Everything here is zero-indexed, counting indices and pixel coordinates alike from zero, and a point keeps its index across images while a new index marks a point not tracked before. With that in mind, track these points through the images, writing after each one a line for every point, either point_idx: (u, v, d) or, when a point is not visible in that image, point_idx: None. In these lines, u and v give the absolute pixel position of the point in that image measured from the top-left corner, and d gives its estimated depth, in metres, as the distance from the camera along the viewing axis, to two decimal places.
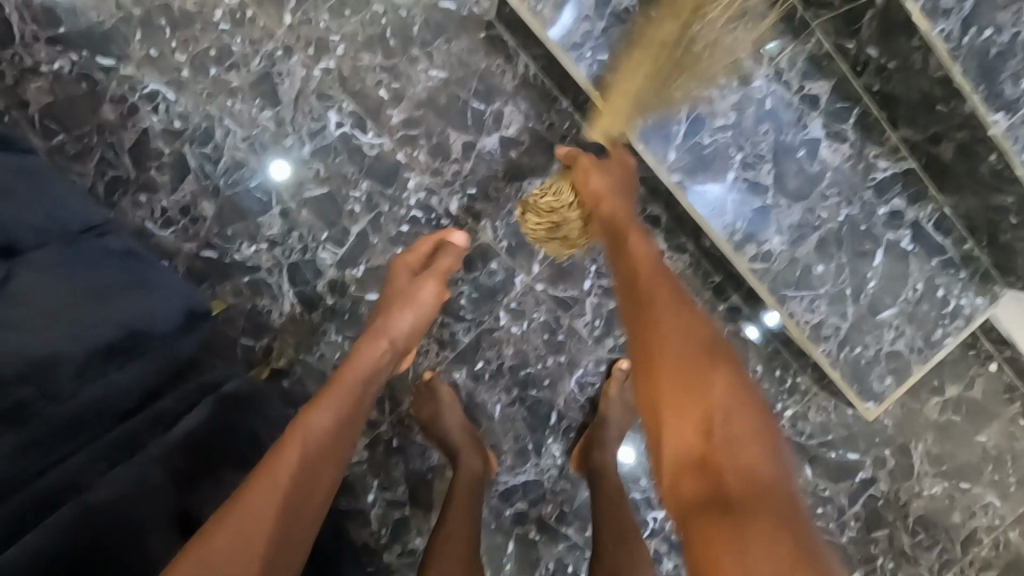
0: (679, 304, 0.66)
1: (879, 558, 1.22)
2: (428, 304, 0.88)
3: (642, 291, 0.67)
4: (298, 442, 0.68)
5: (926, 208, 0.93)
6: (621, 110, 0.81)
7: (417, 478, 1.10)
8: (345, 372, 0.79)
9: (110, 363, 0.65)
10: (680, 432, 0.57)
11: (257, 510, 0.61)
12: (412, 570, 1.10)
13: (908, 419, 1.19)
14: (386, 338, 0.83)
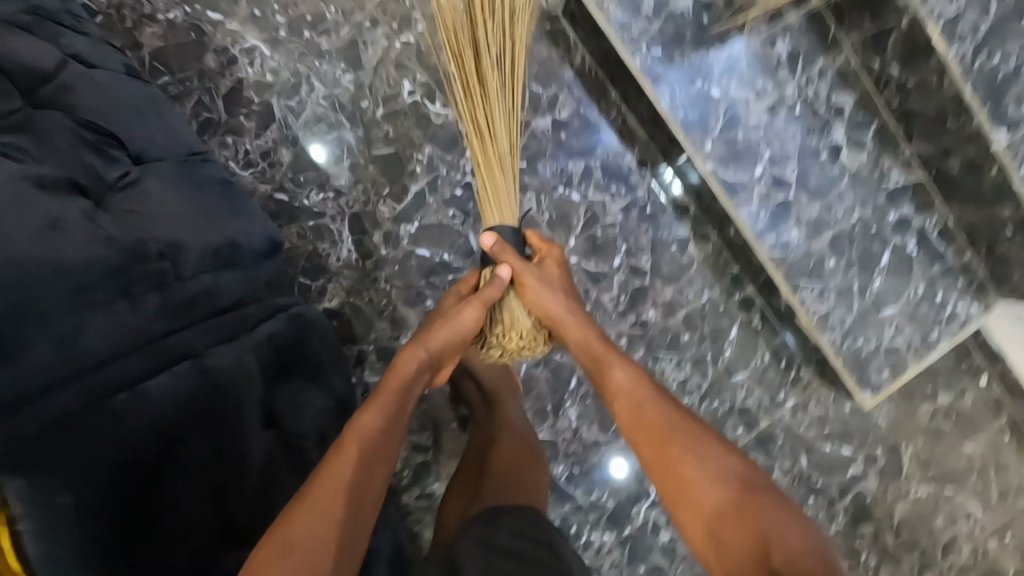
0: (671, 424, 0.81)
1: (863, 553, 1.30)
2: (474, 323, 0.85)
3: (655, 436, 0.80)
4: (354, 446, 0.71)
5: (931, 217, 1.04)
6: (503, 199, 0.88)
7: (444, 425, 1.19)
8: (389, 380, 0.79)
9: (218, 261, 0.73)
10: (737, 541, 0.71)
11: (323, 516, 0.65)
12: (427, 514, 1.18)
13: (902, 422, 1.27)
14: (423, 349, 0.82)
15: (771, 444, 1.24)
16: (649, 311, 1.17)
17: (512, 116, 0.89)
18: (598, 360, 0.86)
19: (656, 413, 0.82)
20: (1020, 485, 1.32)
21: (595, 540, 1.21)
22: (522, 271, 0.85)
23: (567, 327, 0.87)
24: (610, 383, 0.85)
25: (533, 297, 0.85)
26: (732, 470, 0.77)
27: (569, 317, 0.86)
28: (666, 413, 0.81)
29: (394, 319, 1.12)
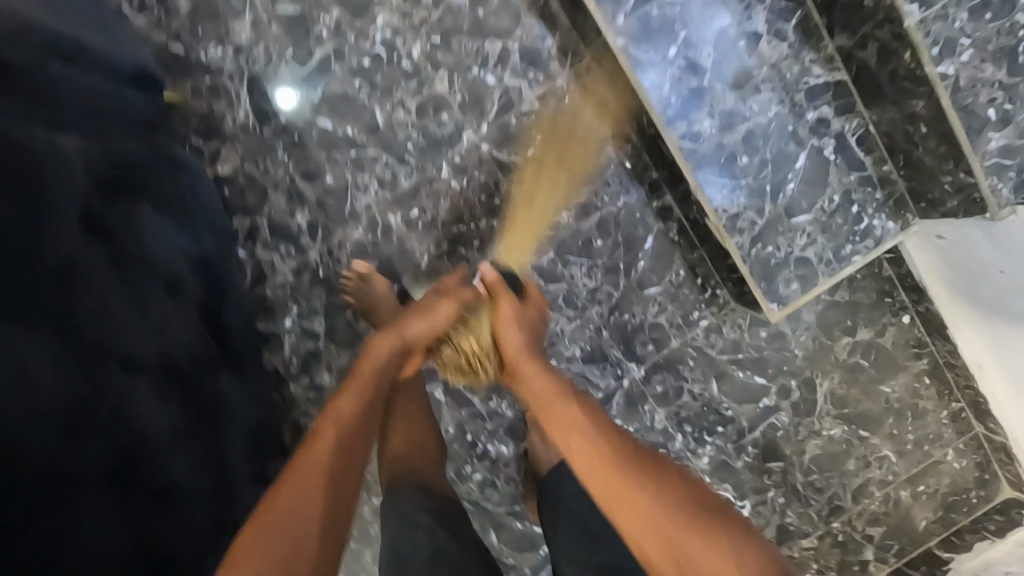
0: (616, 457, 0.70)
1: (770, 491, 1.27)
2: (434, 325, 0.86)
3: (615, 481, 0.68)
4: (329, 432, 0.73)
5: (852, 121, 0.99)
6: (520, 252, 1.05)
7: (339, 313, 1.12)
8: (362, 365, 0.82)
9: (64, 61, 0.74)
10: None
11: (310, 485, 0.67)
12: (312, 408, 1.13)
13: (818, 355, 1.23)
14: (400, 337, 0.84)
15: (681, 365, 1.20)
16: (561, 211, 1.12)
17: (553, 206, 1.05)
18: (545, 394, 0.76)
19: (587, 443, 0.71)
20: (936, 433, 1.28)
21: (491, 449, 1.17)
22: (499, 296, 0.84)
23: (519, 367, 0.80)
24: (558, 414, 0.74)
25: (505, 318, 0.82)
26: (689, 494, 0.68)
27: (519, 350, 0.80)
28: (617, 447, 0.71)
29: (290, 193, 1.07)
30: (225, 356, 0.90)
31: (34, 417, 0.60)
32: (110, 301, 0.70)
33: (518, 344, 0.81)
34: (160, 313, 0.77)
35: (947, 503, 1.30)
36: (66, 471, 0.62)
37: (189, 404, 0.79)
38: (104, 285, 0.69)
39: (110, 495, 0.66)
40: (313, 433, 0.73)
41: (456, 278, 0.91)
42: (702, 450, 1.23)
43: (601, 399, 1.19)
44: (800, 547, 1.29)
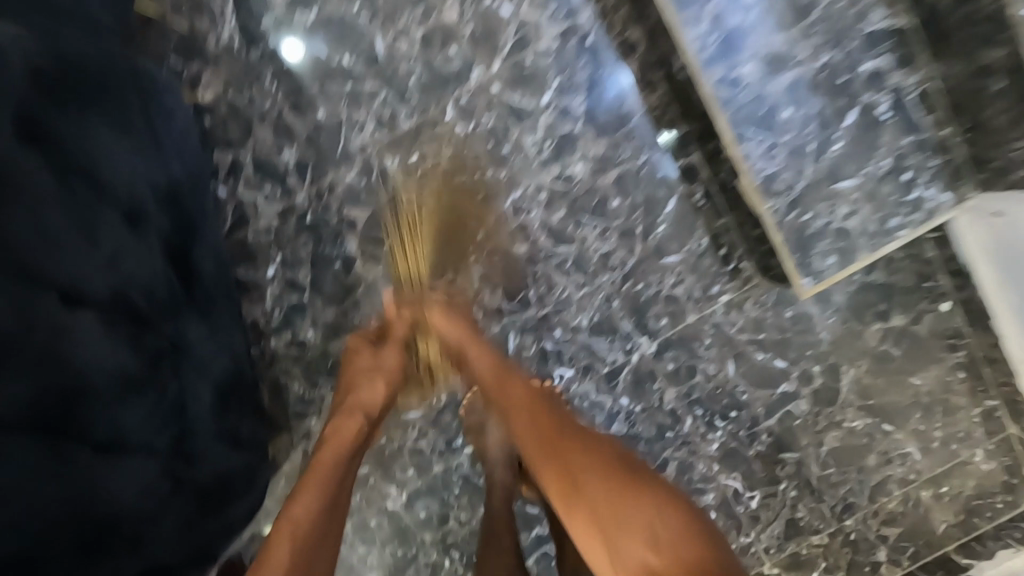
0: (593, 450, 0.77)
1: (782, 483, 1.18)
2: (386, 385, 0.92)
3: (552, 443, 0.79)
4: (286, 537, 0.74)
5: (913, 76, 0.87)
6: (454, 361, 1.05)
7: (325, 265, 1.02)
8: (320, 458, 0.83)
9: None
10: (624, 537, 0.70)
11: None
12: (296, 366, 1.06)
13: (847, 341, 1.12)
14: (358, 415, 0.88)
15: (695, 343, 1.10)
16: (576, 165, 1.02)
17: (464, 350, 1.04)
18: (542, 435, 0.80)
19: (592, 464, 0.76)
20: (966, 432, 1.18)
21: None
22: (426, 296, 0.94)
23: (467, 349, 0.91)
24: (517, 421, 0.83)
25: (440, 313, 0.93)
26: (609, 459, 0.76)
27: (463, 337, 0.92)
28: (552, 417, 0.82)
29: (277, 127, 0.97)
30: (192, 301, 0.79)
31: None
32: (46, 221, 0.60)
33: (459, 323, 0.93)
34: (112, 244, 0.66)
35: (971, 507, 1.21)
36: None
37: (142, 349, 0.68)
38: (41, 201, 0.60)
39: (43, 447, 0.58)
40: (265, 548, 0.73)
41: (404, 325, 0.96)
42: (712, 436, 1.15)
43: (607, 374, 1.10)
44: (809, 544, 1.21)
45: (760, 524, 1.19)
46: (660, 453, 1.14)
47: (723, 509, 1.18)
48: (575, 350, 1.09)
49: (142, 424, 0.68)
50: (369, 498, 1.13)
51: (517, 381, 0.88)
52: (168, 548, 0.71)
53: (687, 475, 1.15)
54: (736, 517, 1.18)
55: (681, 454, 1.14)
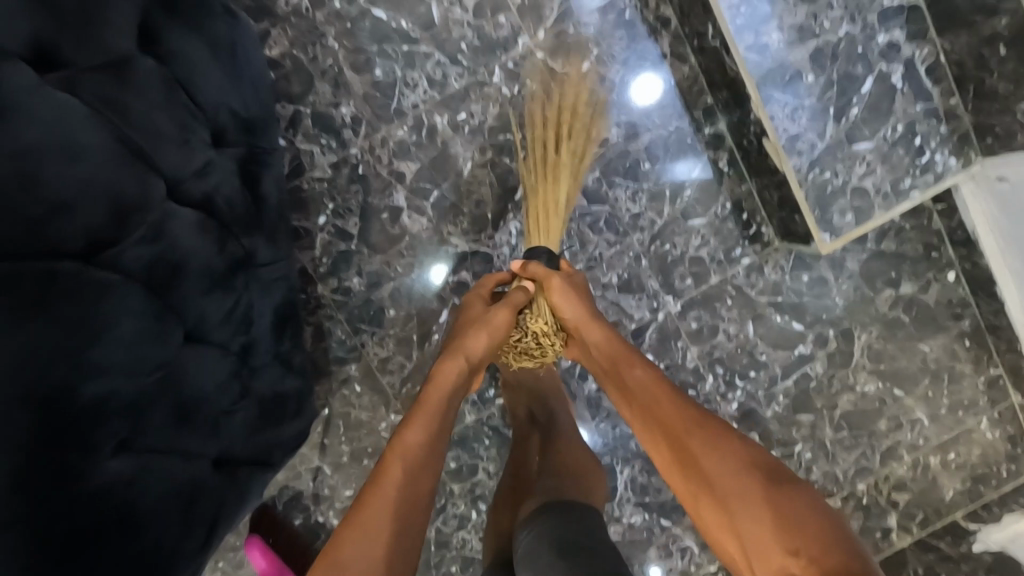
0: (714, 441, 0.77)
1: (798, 444, 1.23)
2: (492, 338, 0.90)
3: (675, 436, 0.80)
4: (397, 462, 0.75)
5: (924, 48, 0.98)
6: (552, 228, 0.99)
7: (373, 215, 1.09)
8: (428, 393, 0.84)
9: None
10: (753, 535, 0.69)
11: (380, 517, 0.71)
12: (340, 312, 1.11)
13: (859, 306, 1.19)
14: (463, 357, 0.87)
15: (717, 304, 1.17)
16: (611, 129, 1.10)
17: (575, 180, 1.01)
18: (669, 425, 0.81)
19: (717, 458, 0.75)
20: (971, 400, 1.24)
21: None
22: (547, 275, 0.92)
23: (588, 331, 0.90)
24: (629, 385, 0.86)
25: (556, 293, 0.91)
26: (737, 453, 0.75)
27: (580, 320, 0.90)
28: (677, 410, 0.81)
29: (336, 83, 1.05)
30: (262, 223, 0.86)
31: (85, 195, 0.57)
32: (160, 119, 0.67)
33: (576, 311, 0.91)
34: (206, 157, 0.73)
35: (977, 475, 1.25)
36: (107, 260, 0.60)
37: (227, 254, 0.75)
38: (155, 100, 0.66)
39: (153, 319, 0.64)
40: (382, 465, 0.76)
41: (495, 284, 0.99)
42: (731, 395, 1.20)
43: (633, 331, 1.16)
44: None
45: None
46: None
47: None
48: (605, 307, 1.14)
49: (221, 321, 0.74)
50: None
51: (636, 368, 0.87)
52: (236, 439, 0.77)
53: None
54: None
55: None
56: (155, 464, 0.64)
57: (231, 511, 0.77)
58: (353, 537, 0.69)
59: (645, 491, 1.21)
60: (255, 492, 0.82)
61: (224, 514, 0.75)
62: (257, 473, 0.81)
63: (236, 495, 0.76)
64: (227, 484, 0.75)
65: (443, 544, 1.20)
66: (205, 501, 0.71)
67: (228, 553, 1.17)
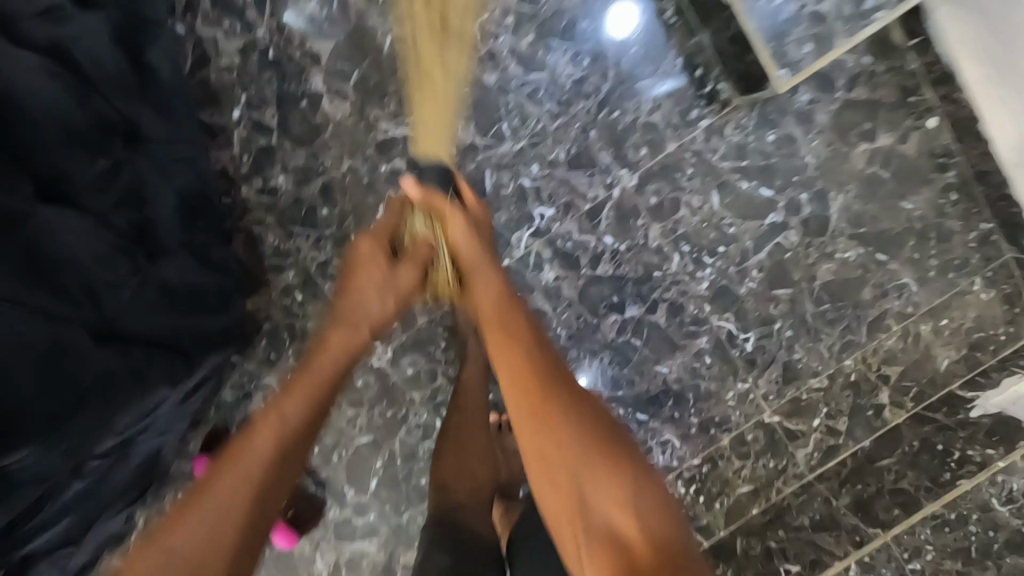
0: (575, 413, 0.70)
1: (777, 322, 1.15)
2: (393, 296, 0.79)
3: (533, 398, 0.71)
4: (262, 437, 0.70)
5: None
6: None
7: (291, 103, 1.00)
8: (343, 295, 0.79)
9: None
10: (593, 500, 0.65)
11: (240, 490, 0.67)
12: (269, 215, 1.04)
13: (833, 165, 1.10)
14: (377, 251, 0.81)
15: (678, 174, 1.08)
16: None
17: None
18: (527, 386, 0.72)
19: (571, 423, 0.69)
20: (962, 260, 1.14)
21: None
22: (450, 207, 0.81)
23: (476, 270, 0.81)
24: (504, 353, 0.75)
25: (477, 226, 0.81)
26: (589, 421, 0.70)
27: (477, 260, 0.81)
28: (536, 364, 0.73)
29: None
30: (156, 100, 0.78)
31: None
32: None
33: (470, 245, 0.81)
34: (55, 9, 0.70)
35: (974, 341, 1.17)
36: None
37: (98, 115, 0.71)
38: None
39: None
40: (246, 433, 0.70)
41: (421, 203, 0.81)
42: (701, 273, 1.12)
43: (588, 211, 1.08)
44: (808, 388, 1.19)
45: (757, 368, 1.17)
46: (649, 294, 1.12)
47: (718, 352, 1.16)
48: (556, 186, 1.06)
49: (87, 184, 0.70)
50: None
51: (520, 325, 0.77)
52: (131, 315, 0.71)
53: (678, 317, 1.14)
54: (731, 361, 1.16)
55: (671, 295, 1.13)
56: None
57: (128, 397, 0.71)
58: (202, 505, 0.66)
59: (617, 385, 1.16)
60: (165, 384, 0.74)
61: (109, 399, 0.69)
62: (168, 362, 0.75)
63: (122, 377, 0.70)
64: (112, 361, 0.69)
65: (410, 457, 1.15)
66: (66, 372, 0.66)
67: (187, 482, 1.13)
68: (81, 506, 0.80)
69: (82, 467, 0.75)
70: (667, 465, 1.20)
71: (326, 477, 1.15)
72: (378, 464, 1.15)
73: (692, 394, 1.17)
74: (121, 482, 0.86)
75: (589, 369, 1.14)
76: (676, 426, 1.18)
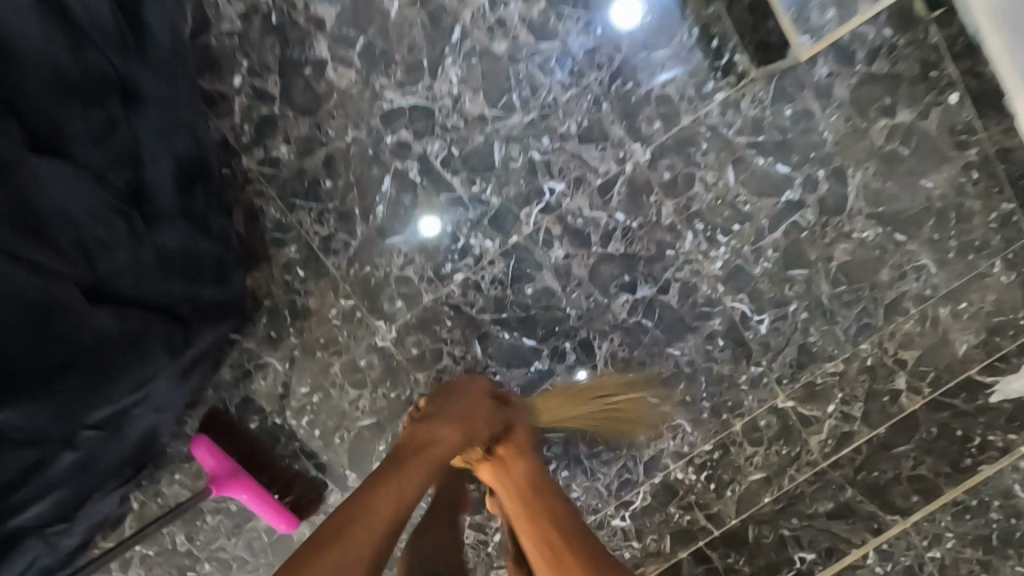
0: (611, 572, 0.70)
1: (792, 304, 1.12)
2: (458, 432, 0.86)
3: (565, 558, 0.75)
4: (386, 509, 0.72)
5: None
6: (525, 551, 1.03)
7: (294, 71, 0.97)
8: (423, 429, 0.86)
9: None
10: None
11: (348, 555, 0.65)
12: (270, 188, 1.01)
13: (851, 141, 1.06)
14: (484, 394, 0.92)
15: (692, 149, 1.05)
16: None
17: None
18: (569, 543, 0.76)
19: (605, 575, 0.70)
20: (982, 241, 1.11)
21: (475, 246, 1.06)
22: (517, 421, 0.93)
23: (512, 463, 0.88)
24: (544, 528, 0.79)
25: (517, 446, 0.89)
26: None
27: (524, 445, 0.90)
28: (570, 528, 0.78)
29: None
30: (153, 55, 0.75)
31: None
32: None
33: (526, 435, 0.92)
34: None
35: (993, 325, 1.14)
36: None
37: (98, 70, 0.68)
38: None
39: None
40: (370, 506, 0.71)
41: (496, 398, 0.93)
42: (714, 253, 1.09)
43: (600, 187, 1.05)
44: (823, 372, 1.16)
45: (771, 351, 1.14)
46: (661, 274, 1.09)
47: (731, 334, 1.13)
48: (567, 161, 1.03)
49: (87, 141, 0.67)
50: (356, 335, 1.07)
51: (562, 503, 0.83)
52: (123, 278, 0.70)
53: (691, 297, 1.10)
54: (744, 344, 1.13)
55: (684, 275, 1.09)
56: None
57: (127, 362, 0.70)
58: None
59: (627, 368, 1.13)
60: (161, 352, 0.74)
61: (106, 363, 0.68)
62: (165, 327, 0.75)
63: (120, 340, 0.69)
64: (111, 322, 0.68)
65: None
66: (64, 335, 0.64)
67: (184, 463, 1.10)
68: (75, 482, 0.77)
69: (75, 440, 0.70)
70: (678, 450, 1.17)
71: (327, 462, 1.12)
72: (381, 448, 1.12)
73: (704, 377, 1.14)
74: (117, 460, 0.84)
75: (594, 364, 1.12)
76: (687, 410, 1.15)
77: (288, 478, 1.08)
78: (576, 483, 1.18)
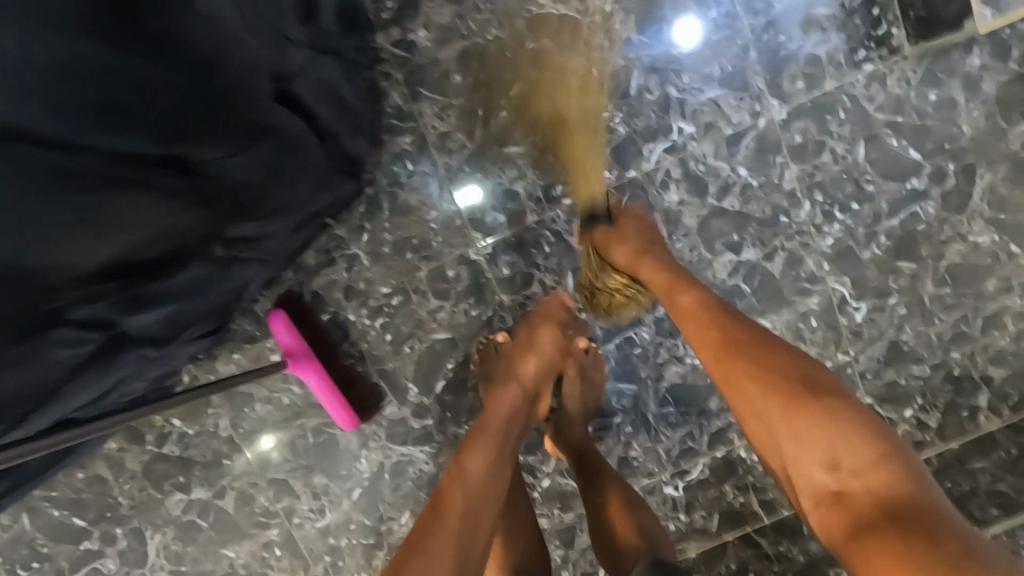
0: (742, 329, 0.72)
1: (893, 297, 1.08)
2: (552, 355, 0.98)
3: (691, 325, 0.77)
4: (460, 487, 0.73)
5: None
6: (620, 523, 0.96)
7: None
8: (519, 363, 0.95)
9: None
10: (761, 403, 0.66)
11: (451, 525, 0.68)
12: (400, 73, 1.00)
13: (989, 139, 1.04)
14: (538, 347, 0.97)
15: (829, 116, 1.02)
16: None
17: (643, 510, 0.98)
18: (692, 316, 0.77)
19: (729, 334, 0.73)
20: None
21: None
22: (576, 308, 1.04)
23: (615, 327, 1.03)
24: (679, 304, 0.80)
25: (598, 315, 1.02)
26: (748, 332, 0.72)
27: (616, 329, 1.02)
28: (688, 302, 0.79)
29: None
30: None
31: None
32: None
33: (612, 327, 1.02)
34: None
35: None
36: None
37: None
38: None
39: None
40: (441, 491, 0.73)
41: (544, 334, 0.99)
42: (827, 228, 1.06)
43: (729, 137, 1.02)
44: (908, 374, 1.10)
45: (862, 341, 1.10)
46: (770, 240, 1.06)
47: (826, 317, 1.09)
48: (701, 103, 1.01)
49: None
50: (450, 243, 1.03)
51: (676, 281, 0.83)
52: (307, 84, 0.79)
53: (794, 270, 1.07)
54: (836, 330, 1.09)
55: (792, 246, 1.06)
56: (224, 20, 0.63)
57: (286, 171, 0.81)
58: (436, 532, 0.67)
59: None
60: (304, 180, 0.85)
61: (269, 154, 0.77)
62: (314, 153, 0.84)
63: (280, 143, 0.78)
64: (288, 119, 0.77)
65: None
66: (247, 108, 0.71)
67: (245, 345, 1.05)
68: (185, 299, 0.81)
69: (207, 245, 0.79)
70: None
71: (391, 370, 1.07)
72: (449, 366, 1.07)
73: None
74: (217, 301, 0.87)
75: (644, 332, 1.10)
76: None
77: (350, 377, 1.07)
78: (637, 442, 1.13)
